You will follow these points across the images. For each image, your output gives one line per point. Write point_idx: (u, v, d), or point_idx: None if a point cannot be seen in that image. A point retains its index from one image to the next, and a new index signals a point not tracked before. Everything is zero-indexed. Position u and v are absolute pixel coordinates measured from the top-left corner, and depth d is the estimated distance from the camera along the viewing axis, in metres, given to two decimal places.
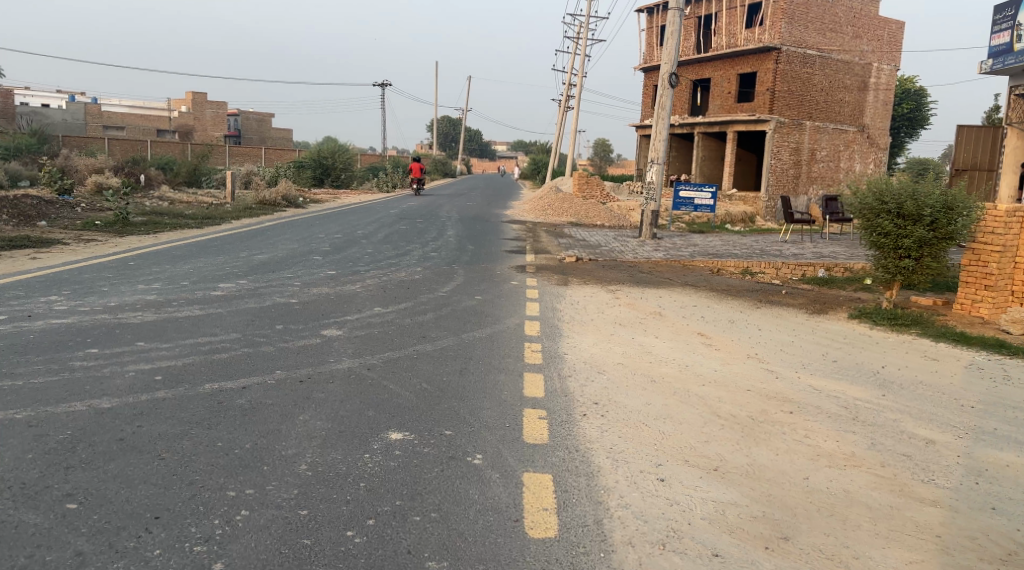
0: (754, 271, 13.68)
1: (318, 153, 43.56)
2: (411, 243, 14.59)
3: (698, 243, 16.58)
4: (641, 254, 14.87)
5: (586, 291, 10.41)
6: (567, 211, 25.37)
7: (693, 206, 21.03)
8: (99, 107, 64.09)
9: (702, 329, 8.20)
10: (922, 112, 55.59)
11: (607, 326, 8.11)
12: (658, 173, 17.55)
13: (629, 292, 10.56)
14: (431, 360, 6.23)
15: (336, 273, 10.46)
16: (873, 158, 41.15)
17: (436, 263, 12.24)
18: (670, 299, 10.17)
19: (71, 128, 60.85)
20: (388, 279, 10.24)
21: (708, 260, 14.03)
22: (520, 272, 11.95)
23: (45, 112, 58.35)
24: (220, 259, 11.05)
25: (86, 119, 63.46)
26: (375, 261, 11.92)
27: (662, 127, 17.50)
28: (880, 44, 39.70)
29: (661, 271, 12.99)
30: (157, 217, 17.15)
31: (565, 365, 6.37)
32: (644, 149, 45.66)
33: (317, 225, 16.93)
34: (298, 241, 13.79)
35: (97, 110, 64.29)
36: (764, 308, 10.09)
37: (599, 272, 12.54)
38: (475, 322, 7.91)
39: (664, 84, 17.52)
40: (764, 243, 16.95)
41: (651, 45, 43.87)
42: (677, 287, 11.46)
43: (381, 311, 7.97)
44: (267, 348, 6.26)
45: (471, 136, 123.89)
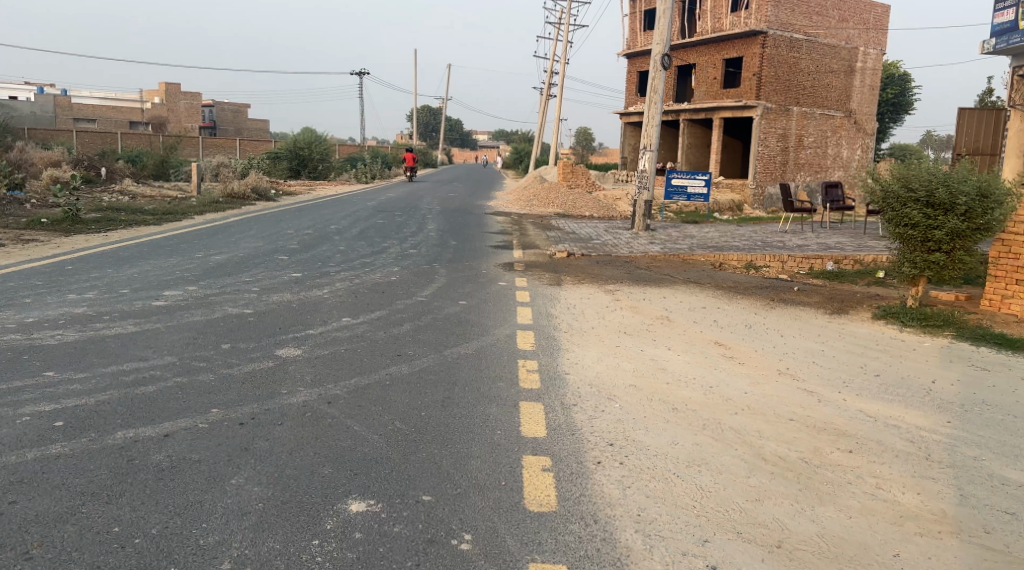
0: (758, 266, 12.70)
1: (294, 144, 42.24)
2: (388, 239, 13.48)
3: (694, 235, 15.63)
4: (635, 247, 13.87)
5: (582, 292, 9.37)
6: (553, 202, 24.33)
7: (686, 195, 20.00)
8: (69, 98, 62.53)
9: (718, 338, 7.17)
10: (907, 97, 55.00)
11: (610, 336, 7.06)
12: (651, 161, 16.54)
13: (629, 292, 9.53)
14: (408, 388, 5.16)
15: (302, 275, 9.35)
16: (861, 144, 40.40)
17: (415, 261, 11.17)
18: (675, 300, 9.16)
19: (40, 120, 59.27)
20: (361, 282, 9.14)
21: (708, 254, 13.04)
22: (507, 270, 10.92)
23: (12, 104, 56.68)
24: (172, 261, 9.91)
25: (56, 112, 61.84)
26: (346, 261, 10.83)
27: (654, 112, 16.49)
28: (867, 27, 38.86)
29: (660, 267, 12.00)
30: (113, 214, 15.91)
31: (568, 391, 5.30)
32: (629, 137, 44.68)
33: (287, 220, 15.78)
34: (263, 239, 12.65)
35: (67, 101, 62.75)
36: (779, 309, 9.11)
37: (593, 269, 11.56)
38: (459, 334, 6.82)
39: (656, 65, 16.46)
40: (762, 234, 16.05)
41: (635, 30, 42.82)
42: (680, 285, 10.46)
43: (350, 323, 6.88)
44: (206, 377, 5.15)
45: (451, 127, 122.56)
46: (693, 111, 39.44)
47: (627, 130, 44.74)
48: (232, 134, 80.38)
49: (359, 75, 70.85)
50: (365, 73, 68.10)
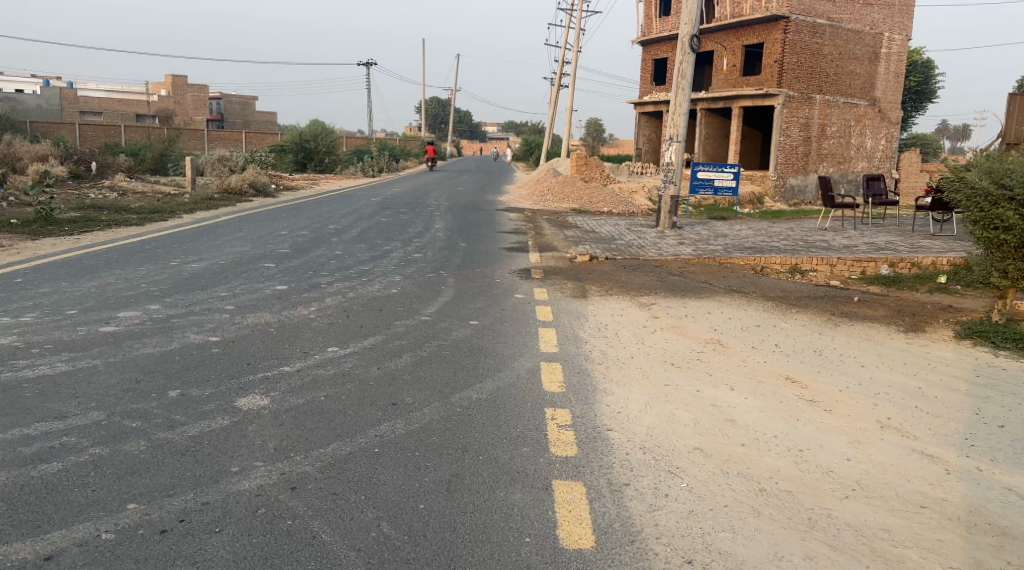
0: (805, 270, 11.37)
1: (299, 136, 41.09)
2: (391, 241, 12.19)
3: (727, 234, 14.33)
4: (664, 249, 12.56)
5: (613, 306, 8.07)
6: (568, 197, 22.99)
7: (712, 189, 18.63)
8: (76, 92, 61.47)
9: (789, 371, 5.84)
10: (930, 86, 53.32)
11: (655, 370, 5.74)
12: (677, 153, 15.22)
13: (668, 305, 8.21)
14: (404, 458, 3.88)
15: (287, 288, 8.10)
16: (885, 133, 38.77)
17: (420, 268, 9.91)
18: (724, 316, 7.82)
19: (47, 114, 58.29)
20: (356, 297, 7.83)
21: (747, 256, 11.71)
22: (524, 279, 9.65)
23: (19, 99, 55.77)
24: (141, 271, 8.68)
25: (62, 105, 60.77)
26: (342, 268, 9.58)
27: (681, 100, 15.10)
28: (892, 11, 37.17)
29: (696, 273, 10.67)
30: (93, 213, 14.72)
31: (616, 460, 4.00)
32: (644, 128, 43.23)
33: (281, 220, 14.54)
34: (252, 242, 11.39)
35: (73, 94, 61.62)
36: (846, 328, 7.77)
37: (620, 275, 10.31)
38: (470, 370, 5.51)
39: (683, 48, 15.05)
40: (801, 232, 14.74)
41: (650, 16, 41.25)
42: (723, 296, 9.14)
43: (338, 356, 5.60)
44: (133, 448, 3.87)
45: (460, 119, 121.13)
46: (711, 100, 37.95)
47: (641, 120, 43.28)
48: (240, 127, 79.21)
49: (368, 66, 69.64)
50: (374, 65, 66.66)
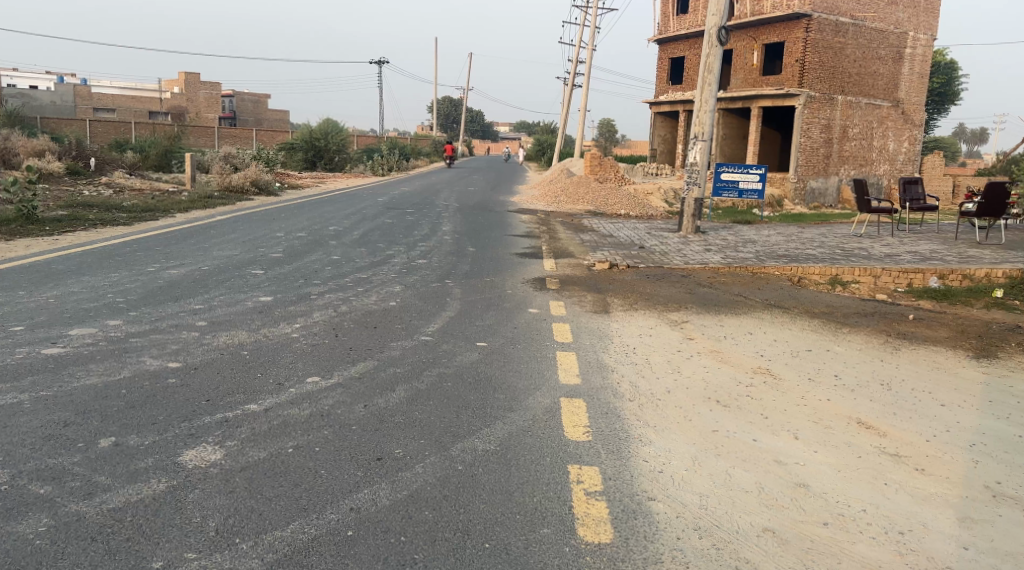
0: (847, 282, 10.40)
1: (309, 134, 40.34)
2: (394, 245, 11.26)
3: (756, 240, 13.32)
4: (690, 256, 11.58)
5: (642, 324, 7.11)
6: (583, 199, 22.02)
7: (737, 191, 17.61)
8: (89, 88, 61.19)
9: (861, 416, 4.89)
10: (953, 87, 52.09)
11: (699, 411, 4.78)
12: (702, 153, 14.24)
13: (703, 323, 7.26)
14: (386, 546, 2.98)
15: (273, 299, 7.18)
16: (908, 136, 37.55)
17: (424, 276, 8.98)
18: (770, 338, 6.85)
19: (60, 111, 58.03)
20: (349, 312, 6.87)
21: (782, 266, 10.73)
22: (538, 290, 8.71)
23: (31, 95, 55.44)
24: (112, 278, 7.78)
25: (76, 101, 60.46)
26: (337, 276, 8.65)
27: (708, 96, 14.09)
28: (917, 10, 35.96)
29: (728, 284, 9.70)
30: (81, 211, 13.88)
31: (664, 550, 3.08)
32: (659, 128, 42.19)
33: (280, 221, 13.64)
34: (243, 246, 10.47)
35: (85, 91, 61.28)
36: (910, 354, 6.80)
37: (644, 286, 9.36)
38: (476, 409, 4.55)
39: (711, 41, 14.03)
40: (835, 240, 13.74)
41: (667, 14, 40.25)
42: (762, 312, 8.16)
43: (318, 391, 4.64)
44: (30, 529, 2.94)
45: (472, 118, 120.16)
46: (730, 100, 36.88)
47: (658, 120, 42.23)
48: (253, 125, 78.69)
49: (381, 64, 68.91)
50: (387, 63, 65.95)
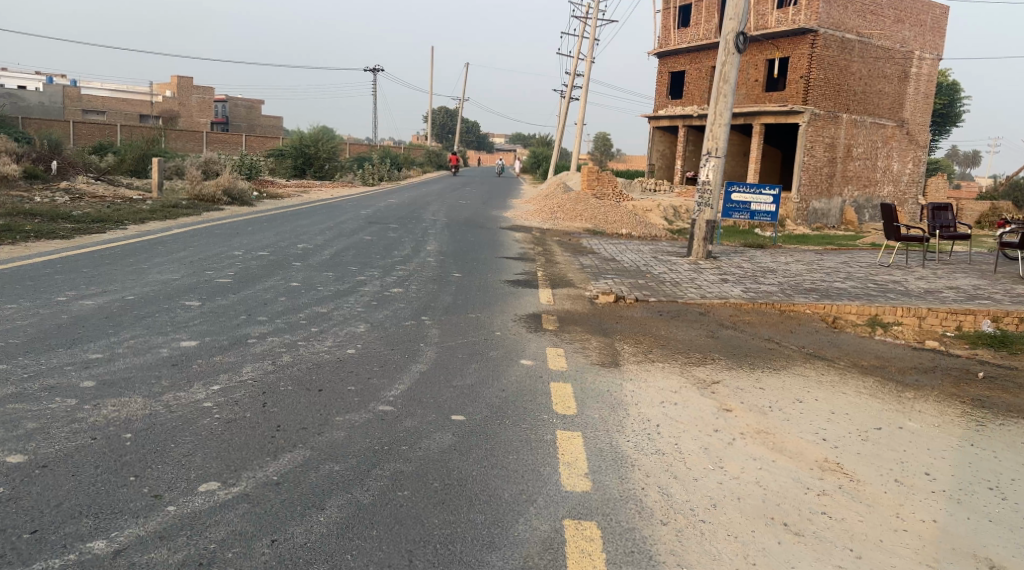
0: (888, 324, 9.00)
1: (299, 141, 38.84)
2: (367, 269, 9.79)
3: (776, 269, 11.91)
4: (706, 287, 10.15)
5: (663, 386, 5.61)
6: (581, 217, 20.61)
7: (749, 212, 16.22)
8: (79, 90, 59.53)
9: (985, 554, 3.48)
10: (954, 109, 51.26)
11: (760, 546, 3.37)
12: (715, 170, 12.88)
13: (738, 385, 5.78)
14: None
15: (200, 345, 5.70)
16: (913, 157, 36.42)
17: (397, 311, 7.53)
18: (825, 410, 5.38)
19: (48, 111, 56.46)
20: (290, 365, 5.38)
21: (814, 302, 9.35)
22: (532, 330, 7.26)
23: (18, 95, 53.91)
24: (6, 311, 6.30)
25: (64, 103, 58.74)
26: (291, 309, 7.18)
27: (722, 108, 12.74)
28: (925, 29, 34.85)
29: (754, 325, 8.29)
30: (18, 221, 12.34)
31: None
32: (659, 143, 40.92)
33: (243, 236, 12.16)
34: (187, 268, 8.98)
35: (76, 92, 59.72)
36: (1001, 434, 5.35)
37: (657, 326, 7.93)
38: (441, 546, 3.12)
39: (727, 48, 12.65)
40: (862, 271, 12.36)
41: (668, 27, 39.13)
42: (803, 366, 6.69)
43: (208, 512, 3.19)
44: None
45: (468, 128, 119.11)
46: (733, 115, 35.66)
47: (657, 135, 40.95)
48: (246, 130, 77.31)
49: (375, 72, 67.50)
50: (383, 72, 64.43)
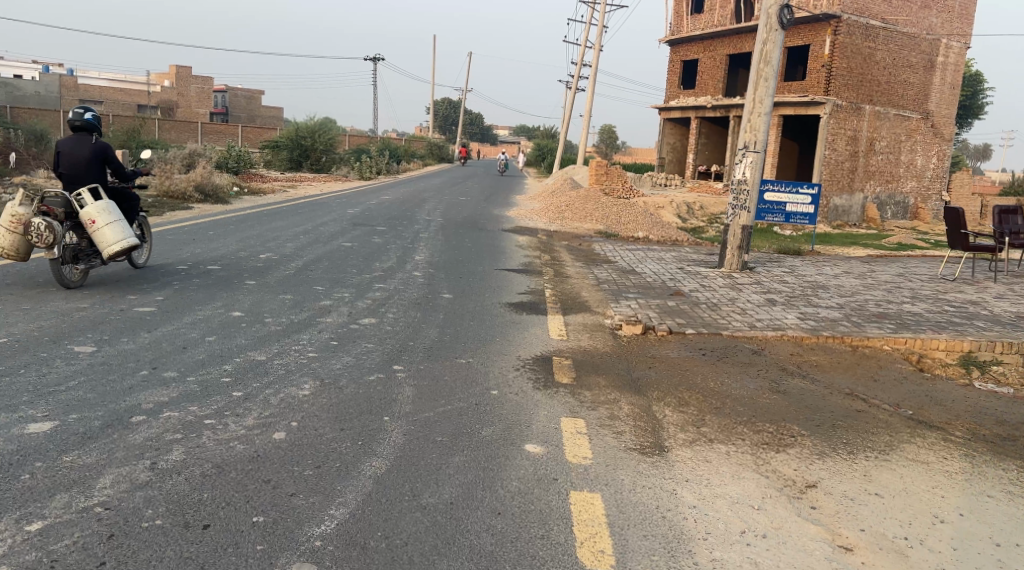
0: (987, 363, 7.15)
1: (295, 132, 36.87)
2: (336, 290, 8.00)
3: (826, 287, 10.07)
4: (750, 311, 8.33)
5: (739, 498, 3.77)
6: (592, 217, 18.74)
7: (783, 214, 14.36)
8: (77, 79, 57.84)
9: None
10: (976, 100, 49.16)
11: None
12: (752, 168, 11.06)
13: (845, 493, 3.96)
14: None
15: (57, 432, 3.88)
16: (938, 151, 34.31)
17: (364, 354, 5.73)
18: (987, 545, 3.57)
19: (45, 102, 54.62)
20: (176, 473, 3.54)
21: (890, 335, 7.51)
22: (538, 384, 5.43)
23: (14, 84, 52.04)
24: None
25: (61, 92, 57.07)
26: (222, 357, 5.38)
27: (762, 94, 10.90)
28: (952, 16, 32.65)
29: (826, 372, 6.46)
30: None
31: None
32: (669, 136, 38.95)
33: (197, 244, 10.34)
34: (107, 290, 7.19)
35: (73, 82, 57.97)
36: None
37: (700, 373, 6.09)
38: None
39: (769, 24, 10.79)
40: (922, 288, 10.49)
41: (681, 14, 37.11)
42: (916, 448, 4.81)
43: None
44: None
45: (472, 121, 116.89)
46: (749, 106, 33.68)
47: (668, 127, 38.97)
48: (246, 121, 75.46)
49: (376, 62, 65.71)
50: (383, 62, 62.47)
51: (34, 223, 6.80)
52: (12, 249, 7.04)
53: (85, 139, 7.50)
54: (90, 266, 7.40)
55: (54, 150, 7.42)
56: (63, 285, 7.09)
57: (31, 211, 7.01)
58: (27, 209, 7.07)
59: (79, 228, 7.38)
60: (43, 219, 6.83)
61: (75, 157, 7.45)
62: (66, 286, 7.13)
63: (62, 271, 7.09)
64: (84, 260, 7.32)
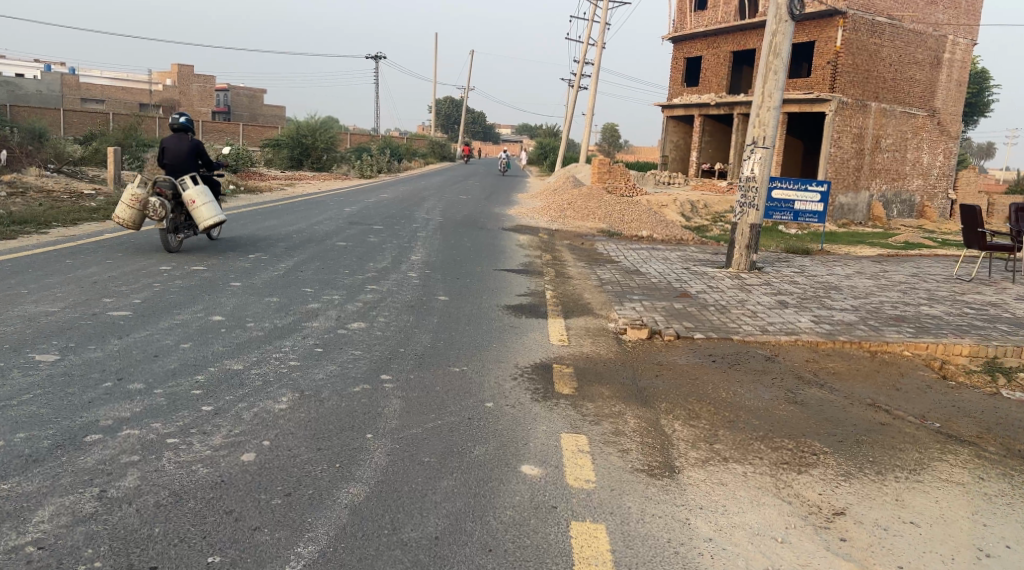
0: (1015, 370, 6.71)
1: (296, 130, 36.47)
2: (326, 291, 7.61)
3: (838, 288, 9.66)
4: (761, 314, 7.93)
5: (760, 529, 3.38)
6: (594, 216, 18.32)
7: (792, 212, 13.94)
8: (78, 78, 57.45)
9: None
10: (983, 98, 48.61)
11: None
12: (761, 164, 10.64)
13: (877, 521, 3.56)
14: None
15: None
16: (944, 148, 33.75)
17: (349, 363, 5.32)
18: None
19: (46, 101, 54.26)
20: (127, 503, 3.15)
21: (911, 340, 7.08)
22: (537, 396, 5.01)
23: (14, 83, 51.67)
24: None
25: (63, 91, 56.71)
26: (196, 366, 4.98)
27: (772, 88, 10.48)
28: (959, 12, 32.16)
29: (845, 380, 6.04)
30: None
31: None
32: (673, 134, 38.51)
33: (184, 244, 9.95)
34: (83, 292, 6.81)
35: (74, 81, 57.60)
36: None
37: (711, 382, 5.67)
38: None
39: (779, 14, 10.36)
40: (938, 289, 10.06)
41: (684, 10, 36.67)
42: (951, 467, 4.39)
43: None
44: None
45: (474, 119, 116.37)
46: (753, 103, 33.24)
47: (672, 125, 38.52)
48: (248, 120, 75.07)
49: (377, 60, 65.39)
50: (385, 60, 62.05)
51: (152, 201, 9.05)
52: (131, 220, 9.35)
53: (184, 137, 9.65)
54: (187, 235, 9.60)
55: (160, 145, 9.59)
56: (166, 249, 9.30)
57: (146, 193, 9.28)
58: (143, 190, 9.33)
59: (180, 206, 9.58)
60: (155, 198, 9.06)
61: (176, 152, 9.63)
62: (168, 250, 9.32)
63: (166, 239, 9.28)
64: (183, 231, 9.52)
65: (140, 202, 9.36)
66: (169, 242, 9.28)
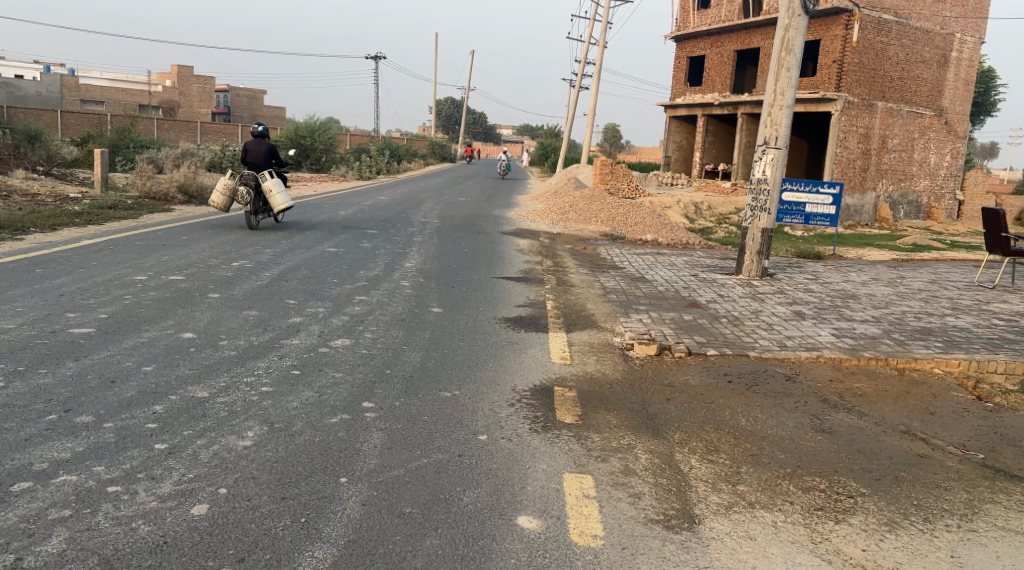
0: None
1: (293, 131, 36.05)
2: (311, 304, 7.09)
3: (856, 297, 9.14)
4: (776, 326, 7.42)
5: None
6: (597, 218, 17.81)
7: (803, 215, 13.41)
8: (78, 79, 56.92)
9: None
10: (988, 98, 48.04)
11: None
12: (773, 165, 10.13)
13: None
14: None
15: None
16: (951, 149, 33.14)
17: (327, 388, 4.79)
18: None
19: (45, 102, 53.75)
20: None
21: (940, 357, 6.54)
22: (535, 427, 4.47)
23: (13, 84, 51.17)
24: None
25: (62, 92, 56.23)
26: (155, 394, 4.45)
27: (784, 85, 9.96)
28: (966, 10, 31.59)
29: (874, 403, 5.50)
30: None
31: None
32: (675, 134, 38.00)
33: (166, 251, 9.44)
34: (45, 306, 6.29)
35: (74, 81, 57.08)
36: None
37: (728, 407, 5.13)
38: None
39: (792, 8, 9.84)
40: (960, 298, 9.53)
41: (687, 9, 36.16)
42: (1006, 511, 3.87)
43: None
44: None
45: (475, 120, 115.79)
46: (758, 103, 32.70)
47: (675, 125, 37.99)
48: (248, 121, 74.58)
49: (377, 60, 64.79)
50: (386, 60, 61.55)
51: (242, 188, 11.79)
52: (224, 205, 12.16)
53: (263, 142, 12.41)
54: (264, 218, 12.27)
55: (245, 147, 12.33)
56: (250, 227, 11.92)
57: (235, 183, 12.06)
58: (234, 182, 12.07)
59: (260, 194, 12.25)
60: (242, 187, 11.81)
61: (257, 152, 12.34)
62: (251, 228, 11.93)
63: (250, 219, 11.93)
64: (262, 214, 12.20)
65: (231, 191, 12.14)
66: (251, 221, 11.90)
